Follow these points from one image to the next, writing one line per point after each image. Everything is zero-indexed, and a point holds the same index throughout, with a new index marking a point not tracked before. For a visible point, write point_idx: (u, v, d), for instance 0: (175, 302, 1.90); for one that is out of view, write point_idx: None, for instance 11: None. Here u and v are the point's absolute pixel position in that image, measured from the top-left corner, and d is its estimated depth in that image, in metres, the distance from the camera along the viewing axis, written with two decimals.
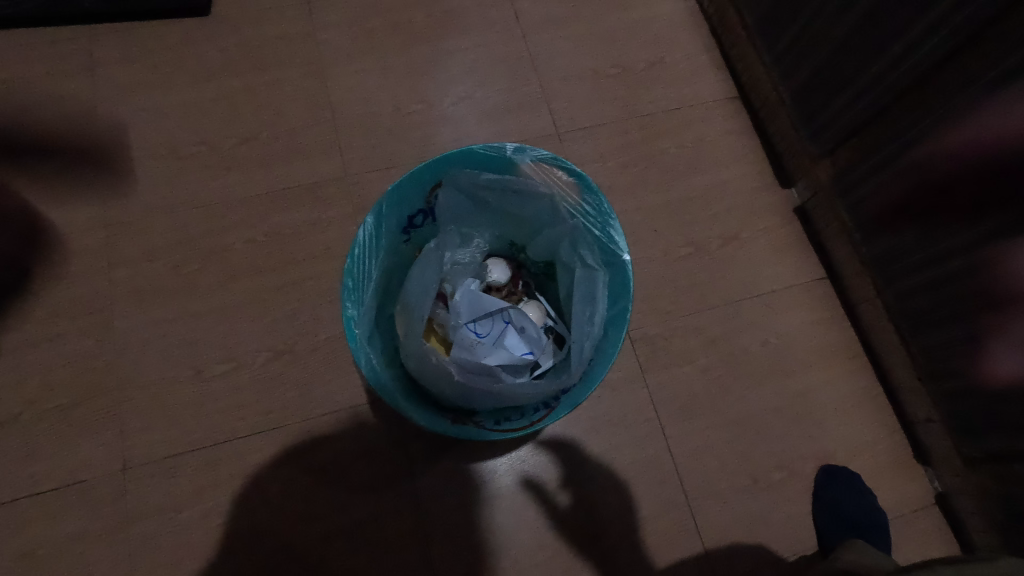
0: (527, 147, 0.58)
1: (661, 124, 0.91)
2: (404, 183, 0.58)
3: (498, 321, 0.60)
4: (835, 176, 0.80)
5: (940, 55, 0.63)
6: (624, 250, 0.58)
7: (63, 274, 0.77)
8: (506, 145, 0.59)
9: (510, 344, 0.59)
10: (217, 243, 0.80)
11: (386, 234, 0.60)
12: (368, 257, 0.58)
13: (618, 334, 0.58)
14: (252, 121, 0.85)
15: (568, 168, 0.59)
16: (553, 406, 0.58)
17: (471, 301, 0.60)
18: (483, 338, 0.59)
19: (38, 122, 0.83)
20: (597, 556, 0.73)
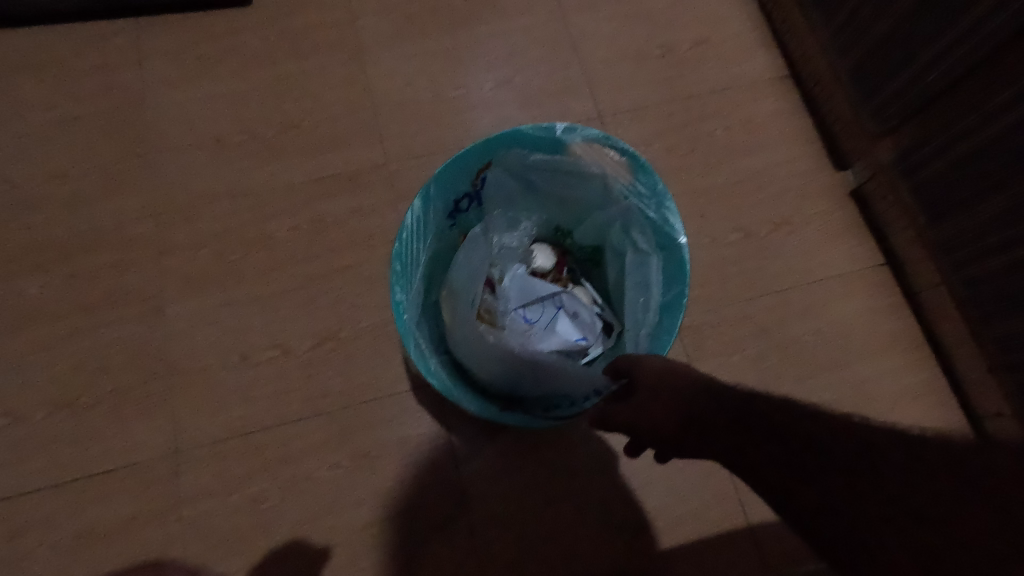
0: (579, 126, 0.57)
1: (708, 106, 0.88)
2: (451, 165, 0.57)
3: (549, 306, 0.59)
4: (898, 157, 0.76)
5: (1015, 26, 0.59)
6: (681, 233, 0.56)
7: (116, 261, 0.79)
8: (556, 125, 0.57)
9: (563, 330, 0.59)
10: (262, 231, 0.80)
11: (433, 219, 0.59)
12: (415, 241, 0.57)
13: (674, 320, 0.55)
14: (293, 110, 0.86)
15: (621, 148, 0.57)
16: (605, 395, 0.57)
17: (521, 288, 0.59)
18: (535, 323, 0.58)
19: (89, 115, 0.85)
20: (645, 550, 0.71)
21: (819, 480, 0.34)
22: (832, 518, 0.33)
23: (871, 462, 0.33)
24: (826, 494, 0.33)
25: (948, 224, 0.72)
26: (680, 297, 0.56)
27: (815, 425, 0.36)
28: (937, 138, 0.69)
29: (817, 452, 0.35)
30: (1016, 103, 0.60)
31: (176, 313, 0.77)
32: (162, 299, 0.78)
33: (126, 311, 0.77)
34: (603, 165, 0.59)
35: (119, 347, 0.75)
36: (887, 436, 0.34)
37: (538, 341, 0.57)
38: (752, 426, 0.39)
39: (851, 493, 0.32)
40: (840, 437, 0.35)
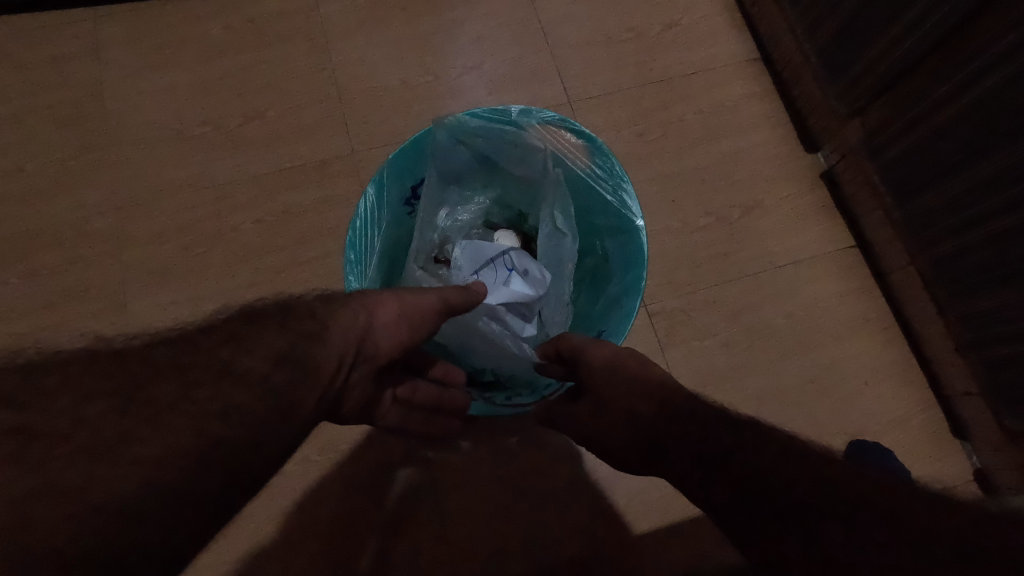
0: (533, 108, 0.58)
1: (679, 90, 0.87)
2: (405, 150, 0.57)
3: (501, 267, 0.59)
4: (866, 137, 0.75)
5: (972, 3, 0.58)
6: (638, 215, 0.57)
7: (77, 257, 0.77)
8: (511, 107, 0.59)
9: (515, 287, 0.58)
10: (227, 223, 0.79)
11: (389, 205, 0.59)
12: (370, 229, 0.56)
13: (633, 302, 0.56)
14: (258, 99, 0.84)
15: (577, 130, 0.58)
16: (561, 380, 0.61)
17: (471, 254, 0.61)
18: (485, 283, 0.59)
19: (46, 107, 0.83)
20: (616, 536, 0.71)
21: (777, 504, 0.33)
22: (792, 544, 0.31)
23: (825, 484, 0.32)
24: (783, 517, 0.32)
25: (914, 204, 0.72)
26: (637, 279, 0.57)
27: (768, 443, 0.36)
28: (905, 117, 0.69)
29: (775, 470, 0.34)
30: (994, 68, 0.58)
31: (139, 309, 0.76)
32: (124, 295, 0.76)
33: (86, 307, 0.75)
34: (560, 147, 0.60)
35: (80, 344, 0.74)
36: (836, 462, 0.34)
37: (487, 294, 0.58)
38: (707, 444, 0.38)
39: (809, 518, 0.31)
40: (794, 461, 0.35)
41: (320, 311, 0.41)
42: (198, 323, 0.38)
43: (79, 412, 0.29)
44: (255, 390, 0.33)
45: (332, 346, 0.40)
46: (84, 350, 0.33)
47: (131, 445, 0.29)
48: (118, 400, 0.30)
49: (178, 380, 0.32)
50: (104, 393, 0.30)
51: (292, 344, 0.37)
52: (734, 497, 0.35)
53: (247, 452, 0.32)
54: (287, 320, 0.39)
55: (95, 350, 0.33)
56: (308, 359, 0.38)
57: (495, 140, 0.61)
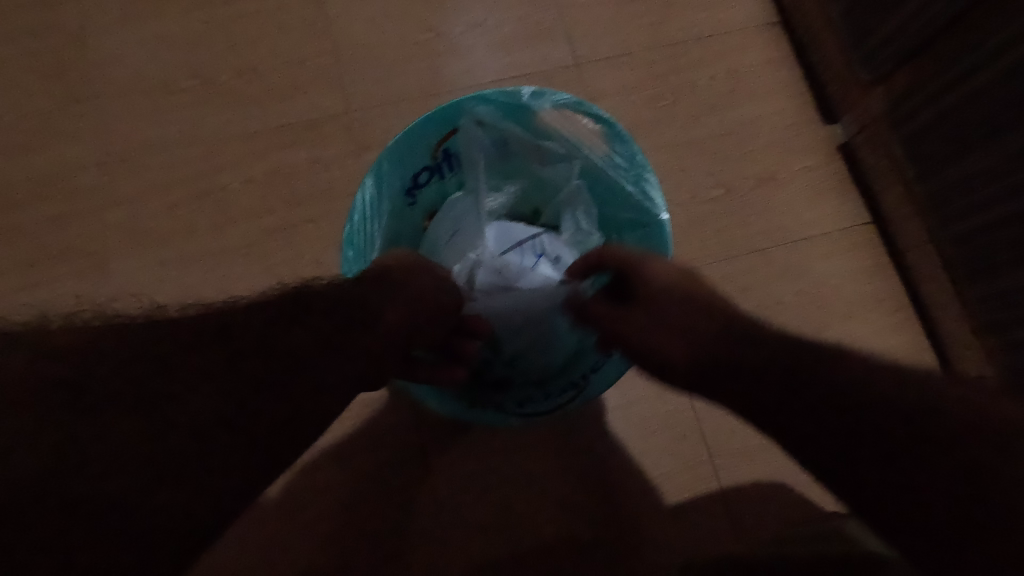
0: (546, 90, 0.55)
1: (692, 54, 0.82)
2: (405, 138, 0.54)
3: (531, 251, 0.58)
4: (888, 107, 0.71)
5: None
6: (662, 208, 0.53)
7: (58, 215, 0.74)
8: (522, 90, 0.55)
9: (545, 274, 0.57)
10: (214, 182, 0.75)
11: (389, 197, 0.56)
12: (369, 224, 0.54)
13: None
14: (248, 53, 0.80)
15: (595, 114, 0.55)
16: (581, 385, 0.57)
17: (501, 237, 0.59)
18: (516, 265, 0.57)
19: (24, 54, 0.78)
20: (612, 514, 0.69)
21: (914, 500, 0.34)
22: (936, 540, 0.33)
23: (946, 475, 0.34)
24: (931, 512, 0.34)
25: (939, 177, 0.68)
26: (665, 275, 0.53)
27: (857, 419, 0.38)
28: (931, 85, 0.65)
29: (897, 460, 0.36)
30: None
31: (123, 269, 0.73)
32: (107, 254, 0.73)
33: (67, 266, 0.73)
34: (577, 133, 0.57)
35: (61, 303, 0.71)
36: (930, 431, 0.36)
37: (514, 277, 0.56)
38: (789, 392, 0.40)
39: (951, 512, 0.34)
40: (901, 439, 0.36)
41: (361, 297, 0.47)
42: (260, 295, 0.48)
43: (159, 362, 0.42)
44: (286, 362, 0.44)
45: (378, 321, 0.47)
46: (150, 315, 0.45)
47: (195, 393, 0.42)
48: (186, 356, 0.42)
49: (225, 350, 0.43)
50: (173, 352, 0.42)
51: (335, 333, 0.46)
52: (867, 496, 0.36)
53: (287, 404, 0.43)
54: (333, 305, 0.46)
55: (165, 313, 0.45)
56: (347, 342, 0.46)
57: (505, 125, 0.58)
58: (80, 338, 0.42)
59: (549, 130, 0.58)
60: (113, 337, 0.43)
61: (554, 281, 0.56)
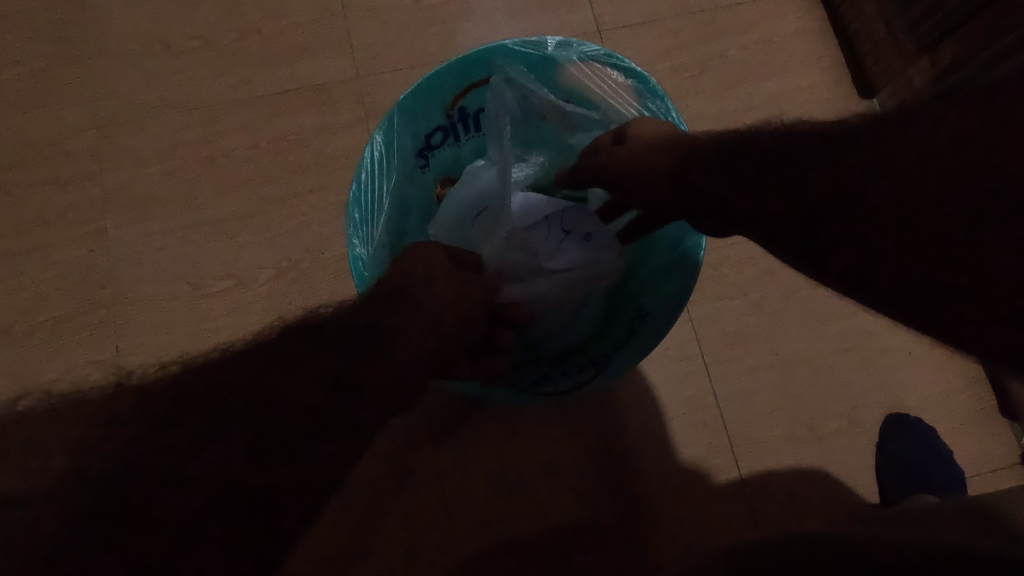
0: (574, 41, 0.52)
1: (721, 22, 0.78)
2: (420, 90, 0.51)
3: (556, 227, 0.52)
4: (935, 77, 0.67)
5: None
6: None
7: (54, 179, 0.71)
8: (548, 41, 0.53)
9: (572, 253, 0.52)
10: (215, 148, 0.72)
11: (400, 156, 0.54)
12: (377, 182, 0.51)
13: (692, 274, 0.51)
14: (253, 13, 0.76)
15: (625, 68, 0.52)
16: (601, 363, 0.54)
17: (525, 211, 0.53)
18: (542, 243, 0.52)
19: (19, 11, 0.75)
20: (626, 503, 0.66)
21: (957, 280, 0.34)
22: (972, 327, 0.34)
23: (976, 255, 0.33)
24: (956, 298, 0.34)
25: None
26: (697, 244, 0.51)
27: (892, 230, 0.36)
28: (992, 48, 0.60)
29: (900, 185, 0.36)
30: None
31: (121, 236, 0.70)
32: (103, 220, 0.70)
33: (63, 232, 0.70)
34: (605, 89, 0.54)
35: (57, 272, 0.69)
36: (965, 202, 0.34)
37: (543, 257, 0.51)
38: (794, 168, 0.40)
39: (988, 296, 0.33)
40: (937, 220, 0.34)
41: (382, 323, 0.40)
42: (247, 343, 0.38)
43: (113, 451, 0.31)
44: (291, 418, 0.33)
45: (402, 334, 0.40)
46: (105, 384, 0.35)
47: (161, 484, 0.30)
48: (146, 435, 0.31)
49: (199, 418, 0.32)
50: (130, 434, 0.31)
51: (353, 360, 0.37)
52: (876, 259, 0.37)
53: (297, 450, 0.33)
54: (347, 334, 0.38)
55: (124, 379, 0.35)
56: (367, 376, 0.37)
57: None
58: (27, 428, 0.32)
59: (575, 87, 0.55)
60: (49, 424, 0.32)
61: (586, 265, 0.51)
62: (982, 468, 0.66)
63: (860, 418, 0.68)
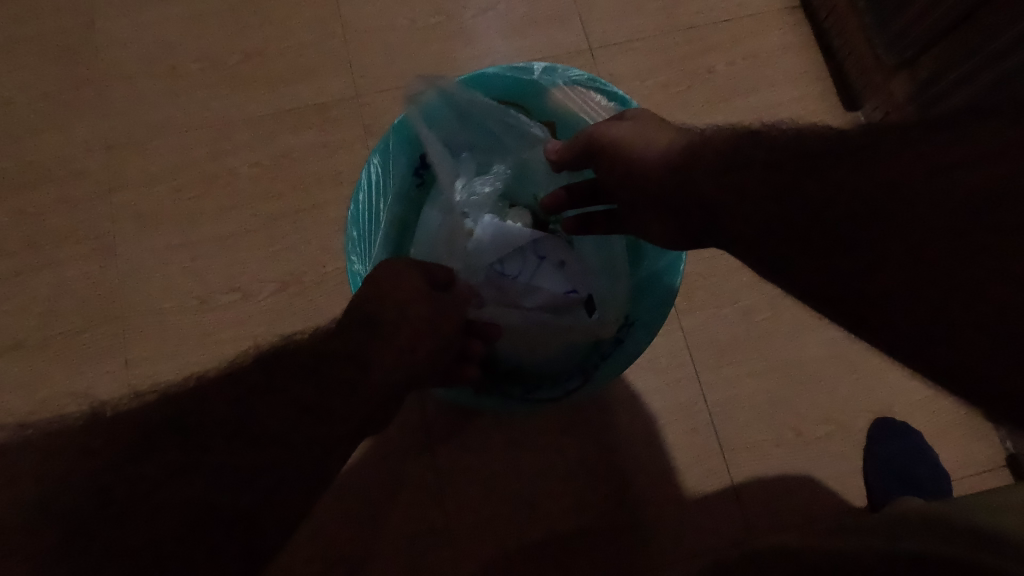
0: (559, 66, 0.55)
1: (708, 39, 0.80)
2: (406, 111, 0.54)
3: (530, 256, 0.55)
4: (914, 91, 0.70)
5: None
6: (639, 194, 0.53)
7: (65, 198, 0.74)
8: (535, 66, 0.55)
9: (549, 283, 0.55)
10: (220, 166, 0.75)
11: (397, 176, 0.57)
12: (375, 201, 0.54)
13: (672, 284, 0.54)
14: (256, 36, 0.79)
15: (607, 92, 0.55)
16: (589, 372, 0.57)
17: (497, 239, 0.54)
18: (516, 274, 0.55)
19: (32, 36, 0.78)
20: (619, 507, 0.67)
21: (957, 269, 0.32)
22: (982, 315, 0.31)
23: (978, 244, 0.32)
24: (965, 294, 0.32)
25: None
26: (672, 281, 0.54)
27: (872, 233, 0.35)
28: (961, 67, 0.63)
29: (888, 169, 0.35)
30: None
31: (130, 253, 0.72)
32: (113, 237, 0.73)
33: (74, 249, 0.72)
34: (589, 112, 0.56)
35: (68, 288, 0.71)
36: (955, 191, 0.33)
37: (521, 294, 0.54)
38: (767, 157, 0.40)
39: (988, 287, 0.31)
40: (903, 212, 0.34)
41: (359, 353, 0.44)
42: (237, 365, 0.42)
43: (84, 488, 0.33)
44: (273, 442, 0.37)
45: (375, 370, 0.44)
46: (80, 418, 0.37)
47: (141, 515, 0.33)
48: (122, 469, 0.34)
49: (172, 451, 0.35)
50: (100, 466, 0.33)
51: (328, 391, 0.41)
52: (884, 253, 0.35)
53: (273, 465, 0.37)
54: (326, 361, 0.42)
55: (95, 413, 0.37)
56: (341, 410, 0.41)
57: (512, 104, 0.58)
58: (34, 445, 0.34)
59: (560, 109, 0.57)
60: (36, 448, 0.34)
61: (558, 291, 0.54)
62: (967, 471, 0.68)
63: (846, 422, 0.70)
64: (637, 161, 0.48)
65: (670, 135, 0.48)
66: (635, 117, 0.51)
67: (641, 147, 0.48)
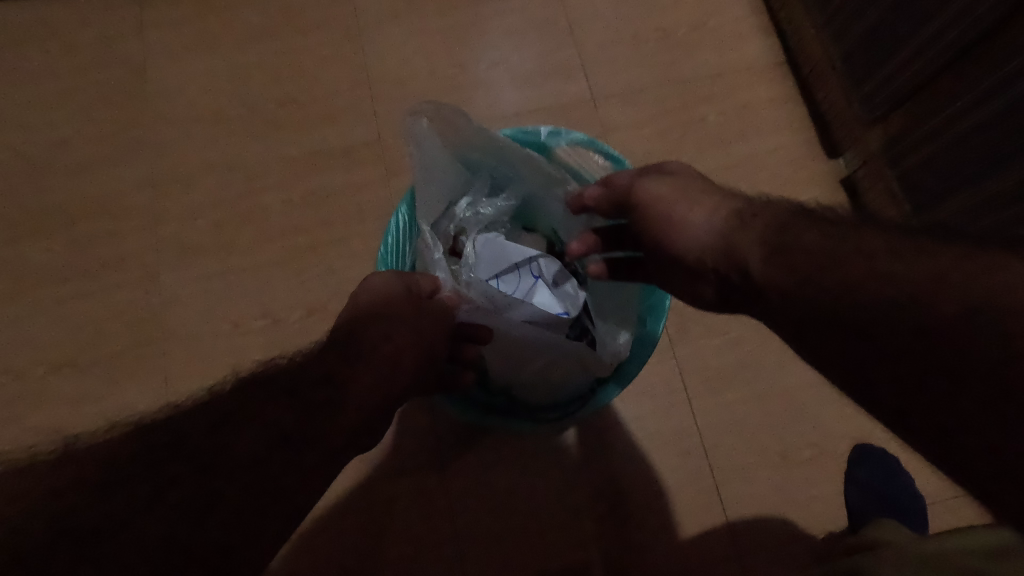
0: (561, 130, 0.62)
1: (701, 91, 0.88)
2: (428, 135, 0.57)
3: (525, 275, 0.61)
4: (887, 144, 0.77)
5: (993, 20, 0.59)
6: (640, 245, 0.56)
7: (115, 230, 0.81)
8: (541, 129, 0.63)
9: (541, 300, 0.60)
10: (256, 203, 0.82)
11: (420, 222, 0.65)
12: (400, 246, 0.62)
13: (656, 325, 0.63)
14: (291, 85, 0.87)
15: (604, 152, 0.62)
16: (587, 397, 0.65)
17: (493, 254, 0.61)
18: (509, 289, 0.60)
19: (91, 84, 0.87)
20: (615, 524, 0.73)
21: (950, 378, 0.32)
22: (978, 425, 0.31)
23: (970, 303, 0.32)
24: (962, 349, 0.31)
25: (936, 209, 0.73)
26: (655, 330, 0.63)
27: (871, 289, 0.35)
28: (928, 124, 0.70)
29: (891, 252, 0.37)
30: (1014, 83, 0.60)
31: (171, 280, 0.80)
32: (156, 266, 0.80)
33: (122, 276, 0.80)
34: (589, 169, 0.63)
35: (116, 311, 0.78)
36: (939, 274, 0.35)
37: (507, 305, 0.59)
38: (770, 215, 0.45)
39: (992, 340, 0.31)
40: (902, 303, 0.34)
41: (335, 376, 0.48)
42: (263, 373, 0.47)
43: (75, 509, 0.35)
44: (240, 474, 0.40)
45: (352, 394, 0.48)
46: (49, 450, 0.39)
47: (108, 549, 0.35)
48: (104, 497, 0.36)
49: (182, 462, 0.39)
50: (70, 506, 0.35)
51: (304, 419, 0.44)
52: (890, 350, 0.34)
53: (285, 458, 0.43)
54: (298, 386, 0.46)
55: (69, 447, 0.39)
56: (314, 432, 0.45)
57: None
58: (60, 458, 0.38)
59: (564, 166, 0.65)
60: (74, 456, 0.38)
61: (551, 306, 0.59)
62: (941, 496, 0.73)
63: (829, 447, 0.75)
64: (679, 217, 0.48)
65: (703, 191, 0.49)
66: (673, 172, 0.52)
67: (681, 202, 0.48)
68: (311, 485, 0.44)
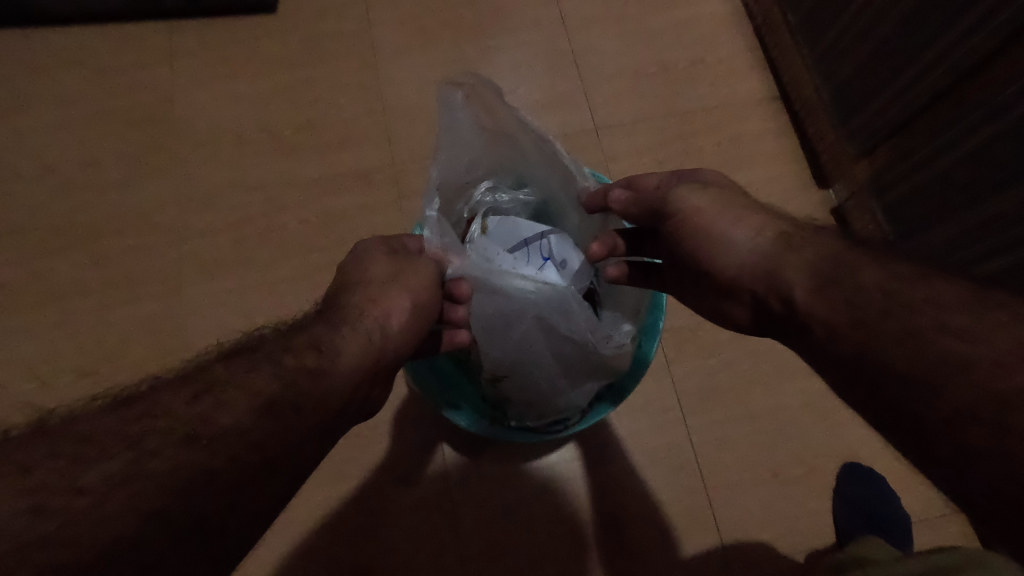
0: None
1: (699, 123, 0.93)
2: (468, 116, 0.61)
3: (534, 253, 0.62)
4: (873, 175, 0.81)
5: (969, 65, 0.64)
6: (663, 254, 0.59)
7: (140, 245, 0.86)
8: None
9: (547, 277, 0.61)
10: (274, 222, 0.87)
11: None
12: None
13: (651, 344, 0.66)
14: (310, 111, 0.92)
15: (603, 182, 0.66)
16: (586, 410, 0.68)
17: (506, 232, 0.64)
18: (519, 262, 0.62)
19: (122, 107, 0.92)
20: (612, 536, 0.75)
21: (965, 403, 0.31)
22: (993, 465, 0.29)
23: (945, 323, 0.33)
24: (968, 357, 0.31)
25: (917, 239, 0.77)
26: (648, 351, 0.66)
27: (885, 304, 0.35)
28: (911, 158, 0.75)
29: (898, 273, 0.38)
30: (1002, 112, 0.62)
31: (192, 293, 0.84)
32: (178, 280, 0.84)
33: (146, 289, 0.84)
34: None
35: (138, 322, 0.82)
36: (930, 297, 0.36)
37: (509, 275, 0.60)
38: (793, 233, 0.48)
39: (987, 336, 0.32)
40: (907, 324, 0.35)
41: (323, 343, 0.44)
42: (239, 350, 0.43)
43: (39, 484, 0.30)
44: (220, 442, 0.34)
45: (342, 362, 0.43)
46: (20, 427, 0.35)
47: (58, 528, 0.29)
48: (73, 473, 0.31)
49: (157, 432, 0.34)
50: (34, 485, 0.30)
51: (290, 390, 0.39)
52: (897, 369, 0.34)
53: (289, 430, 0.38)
54: (282, 352, 0.42)
55: (34, 425, 0.35)
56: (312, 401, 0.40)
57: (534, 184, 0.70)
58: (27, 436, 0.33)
59: None
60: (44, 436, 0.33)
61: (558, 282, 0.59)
62: (926, 514, 0.75)
63: (818, 466, 0.78)
64: (712, 227, 0.50)
65: (744, 206, 0.50)
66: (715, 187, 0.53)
67: (719, 215, 0.50)
68: (302, 462, 0.38)
